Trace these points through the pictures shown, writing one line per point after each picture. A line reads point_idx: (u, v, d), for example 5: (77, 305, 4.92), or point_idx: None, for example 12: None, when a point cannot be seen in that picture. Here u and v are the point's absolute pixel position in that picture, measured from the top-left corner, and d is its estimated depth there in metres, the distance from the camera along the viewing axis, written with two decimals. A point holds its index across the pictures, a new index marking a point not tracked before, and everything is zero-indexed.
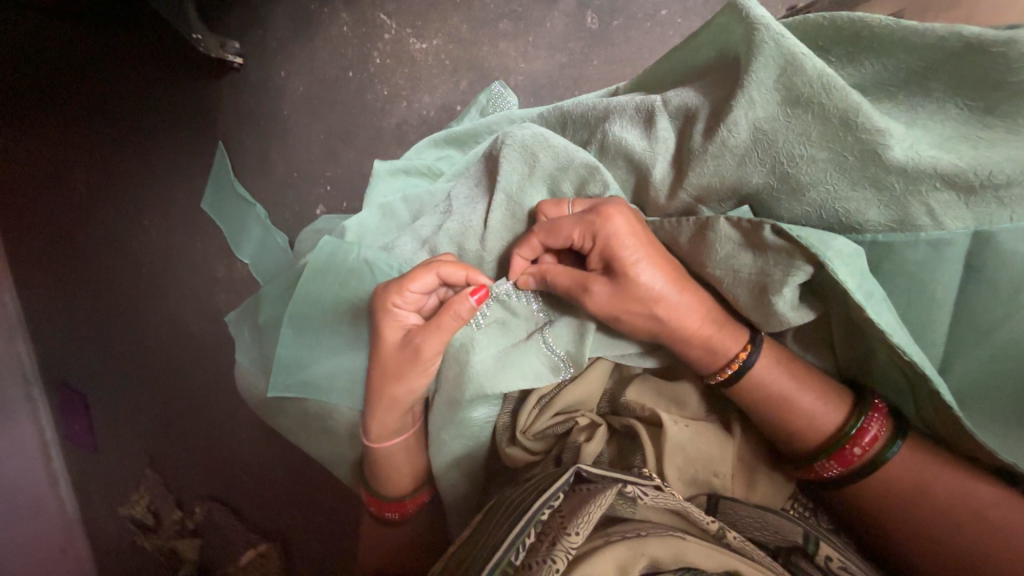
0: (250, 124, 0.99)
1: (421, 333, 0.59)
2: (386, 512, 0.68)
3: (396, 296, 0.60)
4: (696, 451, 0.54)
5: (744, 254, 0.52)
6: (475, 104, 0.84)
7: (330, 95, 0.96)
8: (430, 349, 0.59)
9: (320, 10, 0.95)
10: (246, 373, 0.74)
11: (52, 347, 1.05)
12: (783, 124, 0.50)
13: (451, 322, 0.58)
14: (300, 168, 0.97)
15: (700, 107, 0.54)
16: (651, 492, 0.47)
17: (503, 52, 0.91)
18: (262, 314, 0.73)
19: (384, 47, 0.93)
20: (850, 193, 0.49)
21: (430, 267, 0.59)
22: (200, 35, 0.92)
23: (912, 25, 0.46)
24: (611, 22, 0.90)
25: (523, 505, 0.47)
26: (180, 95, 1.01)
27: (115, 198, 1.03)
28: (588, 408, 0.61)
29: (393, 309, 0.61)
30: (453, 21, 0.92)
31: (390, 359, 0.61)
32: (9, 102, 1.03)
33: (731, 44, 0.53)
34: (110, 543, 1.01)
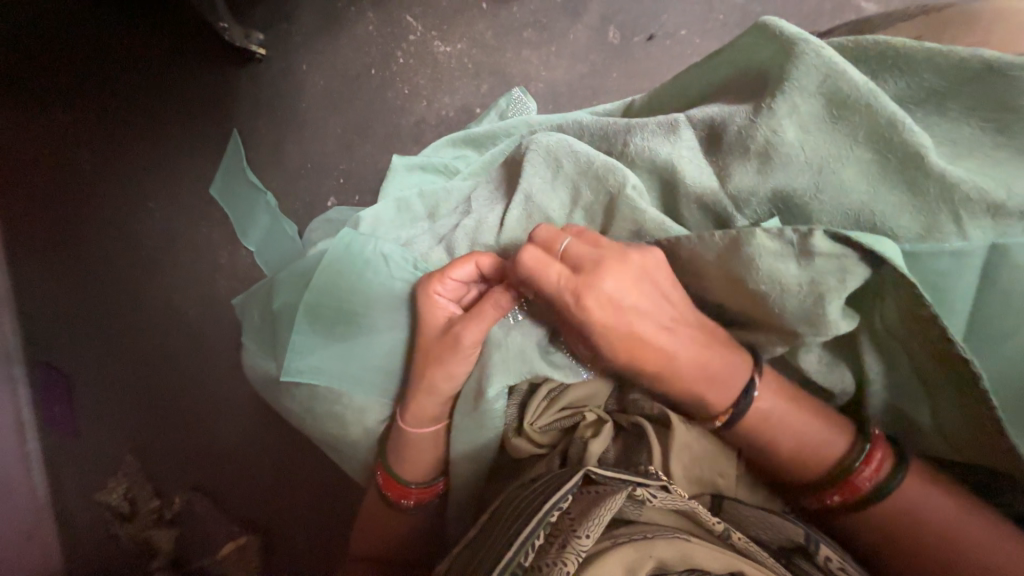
0: (266, 114, 1.00)
1: (465, 320, 0.61)
2: (401, 498, 0.68)
3: (437, 284, 0.62)
4: (700, 449, 0.57)
5: (790, 265, 0.51)
6: (495, 108, 0.86)
7: (351, 91, 0.98)
8: (472, 337, 0.60)
9: (347, 9, 0.98)
10: (254, 357, 0.74)
11: (35, 326, 1.01)
12: (824, 129, 0.52)
13: (492, 311, 0.59)
14: (315, 160, 0.99)
15: (732, 113, 0.55)
16: (659, 494, 0.49)
17: (525, 60, 0.94)
18: (276, 298, 0.73)
19: (409, 47, 0.96)
20: (886, 199, 0.51)
21: (469, 257, 0.61)
22: (226, 23, 0.92)
23: (934, 47, 0.50)
24: (631, 38, 0.93)
25: (533, 504, 0.49)
26: (199, 81, 1.02)
27: (122, 178, 1.03)
28: (594, 403, 0.63)
29: (432, 297, 0.63)
30: (477, 27, 0.95)
31: (431, 346, 0.63)
32: (17, 75, 1.03)
33: (756, 61, 0.56)
34: (80, 534, 0.96)
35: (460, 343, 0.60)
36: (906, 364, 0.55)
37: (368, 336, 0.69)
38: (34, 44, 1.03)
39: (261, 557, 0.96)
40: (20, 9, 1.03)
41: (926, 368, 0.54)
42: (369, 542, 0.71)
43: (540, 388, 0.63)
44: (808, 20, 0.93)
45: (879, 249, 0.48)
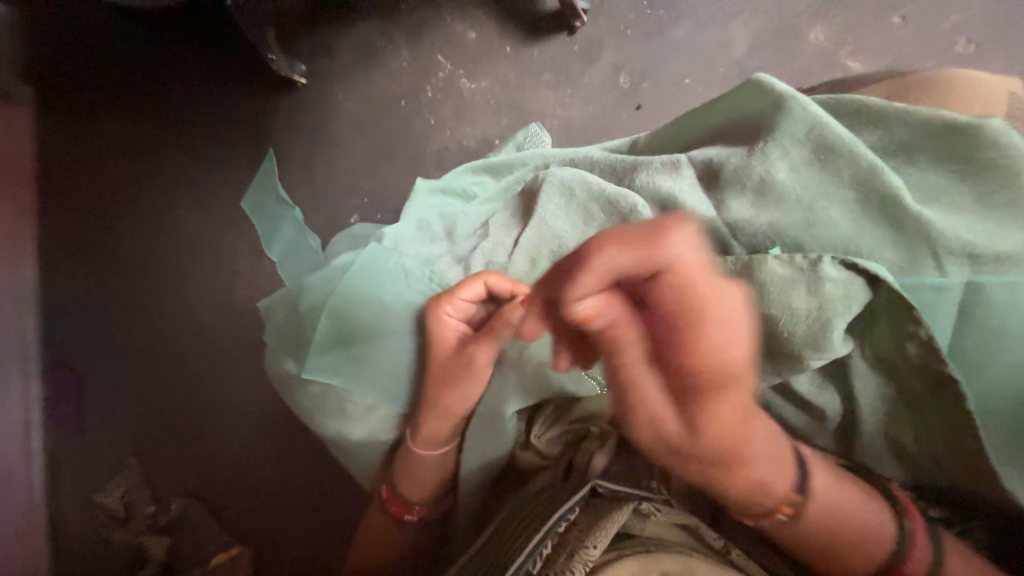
0: (301, 136, 1.09)
1: (477, 339, 0.66)
2: (403, 512, 0.72)
3: (447, 304, 0.67)
4: None
5: (800, 291, 0.53)
6: (514, 139, 0.93)
7: (381, 120, 1.06)
8: (484, 354, 0.65)
9: (384, 46, 1.06)
10: (275, 357, 0.79)
11: (60, 326, 1.07)
12: (812, 171, 0.57)
13: (503, 329, 0.64)
14: (342, 180, 1.06)
15: (729, 153, 0.60)
16: (661, 509, 0.54)
17: (543, 98, 1.01)
18: (299, 303, 0.78)
19: (437, 83, 1.04)
20: (872, 236, 0.55)
21: (479, 277, 0.67)
22: (274, 54, 1.02)
23: (902, 108, 0.57)
24: (640, 83, 1.00)
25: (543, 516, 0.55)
26: (240, 103, 1.11)
27: (160, 188, 1.11)
28: (600, 419, 0.66)
29: (443, 318, 0.68)
30: (500, 67, 1.02)
31: (446, 363, 0.68)
32: (71, 86, 1.11)
33: (749, 111, 0.62)
34: (72, 539, 0.99)
35: (475, 360, 0.65)
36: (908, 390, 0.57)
37: (384, 347, 0.73)
38: (93, 60, 1.11)
39: (252, 565, 0.96)
40: (81, 26, 1.11)
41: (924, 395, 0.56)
42: (370, 546, 0.74)
43: (546, 404, 0.68)
44: (800, 76, 0.97)
45: (878, 271, 0.52)
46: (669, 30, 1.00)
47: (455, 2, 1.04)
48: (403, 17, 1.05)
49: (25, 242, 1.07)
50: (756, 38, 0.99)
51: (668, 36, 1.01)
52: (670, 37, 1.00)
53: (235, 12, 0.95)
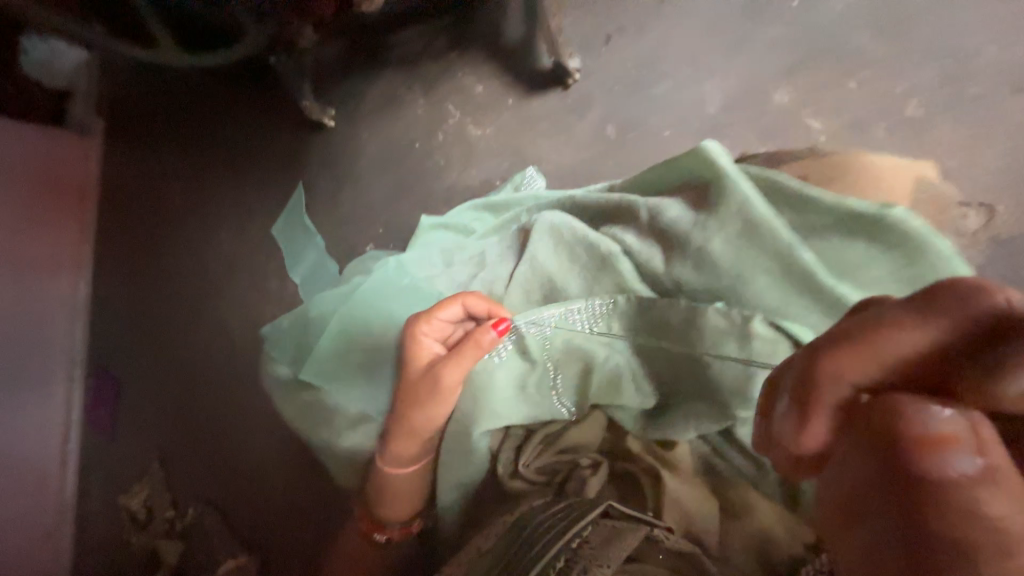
0: (328, 171, 1.21)
1: (445, 362, 0.68)
2: (375, 533, 0.77)
3: (424, 324, 0.72)
4: (689, 502, 0.62)
5: (732, 343, 0.61)
6: (510, 182, 0.95)
7: (399, 159, 1.16)
8: (449, 378, 0.68)
9: (404, 94, 1.15)
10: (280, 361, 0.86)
11: (106, 337, 1.20)
12: (742, 242, 0.62)
13: (473, 352, 0.67)
14: (362, 212, 1.17)
15: (676, 216, 0.66)
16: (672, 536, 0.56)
17: (541, 145, 0.96)
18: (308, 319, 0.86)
19: (447, 129, 1.08)
20: (792, 306, 0.61)
21: (458, 299, 0.71)
22: (309, 100, 1.15)
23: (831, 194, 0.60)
24: (626, 134, 0.90)
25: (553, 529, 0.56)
26: (278, 141, 1.24)
27: (202, 215, 1.25)
28: (587, 450, 0.69)
29: (420, 338, 0.73)
30: (505, 116, 1.02)
31: (416, 383, 0.71)
32: (137, 126, 1.28)
33: (698, 176, 0.67)
34: (98, 537, 1.09)
35: (441, 383, 0.68)
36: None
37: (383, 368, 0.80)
38: (158, 105, 1.28)
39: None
40: (151, 78, 1.28)
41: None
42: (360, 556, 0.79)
43: (533, 436, 0.70)
44: (765, 133, 0.85)
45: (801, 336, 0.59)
46: (646, 85, 0.90)
47: (468, 53, 1.08)
48: (421, 68, 1.13)
49: (83, 260, 1.22)
50: (730, 93, 0.87)
51: (648, 91, 0.90)
52: (649, 91, 0.90)
53: (277, 63, 1.11)
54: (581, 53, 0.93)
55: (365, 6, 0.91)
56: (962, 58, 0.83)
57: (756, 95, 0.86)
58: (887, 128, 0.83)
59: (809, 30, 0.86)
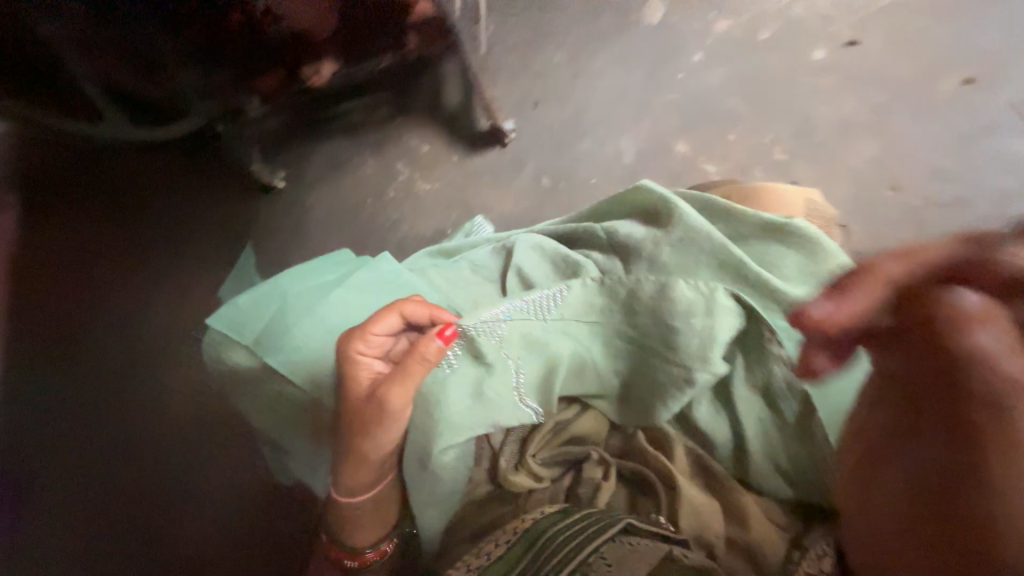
0: (275, 232, 1.21)
1: (390, 382, 0.65)
2: (344, 559, 0.72)
3: (360, 340, 0.69)
4: (703, 507, 0.63)
5: (698, 317, 0.65)
6: (461, 230, 1.01)
7: (349, 216, 1.20)
8: (397, 398, 0.65)
9: (351, 157, 1.21)
10: (235, 355, 0.78)
11: None
12: (682, 246, 0.70)
13: (419, 365, 0.65)
14: (314, 268, 1.20)
15: (629, 229, 0.75)
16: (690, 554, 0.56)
17: (485, 197, 1.06)
18: (268, 319, 0.79)
19: (397, 186, 1.16)
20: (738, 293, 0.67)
21: (394, 310, 0.71)
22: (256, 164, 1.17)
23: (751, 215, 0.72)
24: (559, 183, 1.01)
25: (568, 544, 0.56)
26: (215, 205, 1.19)
27: (129, 288, 1.14)
28: (595, 442, 0.73)
29: (358, 355, 0.70)
30: (450, 173, 1.11)
31: (360, 408, 0.67)
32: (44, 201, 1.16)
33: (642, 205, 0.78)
34: None
35: (388, 404, 0.65)
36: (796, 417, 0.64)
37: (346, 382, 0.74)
38: (71, 178, 1.17)
39: None
40: (64, 142, 1.18)
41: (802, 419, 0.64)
42: None
43: (547, 423, 0.71)
44: (672, 180, 0.96)
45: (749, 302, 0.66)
46: (572, 142, 1.01)
47: (411, 119, 1.16)
48: (368, 132, 1.19)
49: None
50: (641, 146, 0.98)
51: (574, 146, 1.01)
52: (574, 147, 1.01)
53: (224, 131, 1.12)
54: (513, 117, 1.04)
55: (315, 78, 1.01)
56: (845, 105, 0.94)
57: (663, 144, 0.98)
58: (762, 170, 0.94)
59: (714, 86, 0.98)
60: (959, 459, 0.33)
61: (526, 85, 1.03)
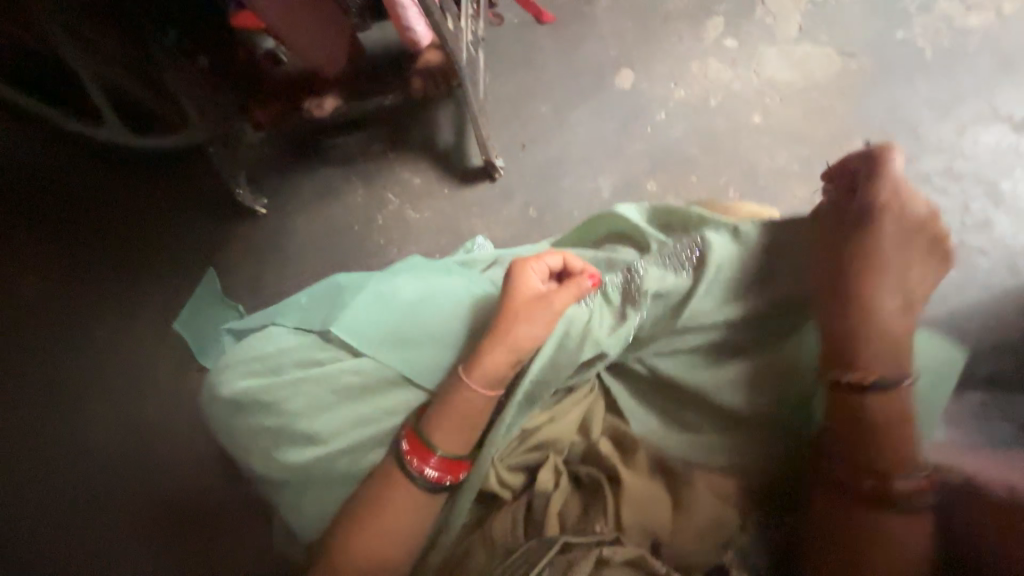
0: (256, 253, 1.23)
1: (554, 297, 0.67)
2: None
3: (534, 261, 0.69)
4: (646, 504, 0.63)
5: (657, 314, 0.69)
6: (462, 247, 1.08)
7: (333, 242, 1.23)
8: (557, 314, 0.66)
9: (342, 186, 1.26)
10: (239, 380, 0.69)
11: None
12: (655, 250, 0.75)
13: (574, 294, 0.67)
14: (292, 289, 1.21)
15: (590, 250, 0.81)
16: (619, 552, 0.57)
17: (474, 224, 1.13)
18: (293, 335, 0.71)
19: (387, 214, 1.21)
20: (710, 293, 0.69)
21: (542, 259, 0.69)
22: (240, 189, 1.20)
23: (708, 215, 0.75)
24: (545, 214, 1.11)
25: (520, 570, 0.56)
26: (199, 224, 1.23)
27: (101, 303, 1.15)
28: (557, 448, 0.68)
29: (522, 280, 0.67)
30: (440, 203, 1.17)
31: (510, 318, 0.66)
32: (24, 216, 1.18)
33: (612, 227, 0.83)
34: None
35: (551, 319, 0.65)
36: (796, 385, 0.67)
37: (365, 394, 0.69)
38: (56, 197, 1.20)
39: None
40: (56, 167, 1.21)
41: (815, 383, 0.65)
42: None
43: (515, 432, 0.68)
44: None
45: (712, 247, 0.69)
46: (557, 179, 1.13)
47: (405, 155, 1.24)
48: (362, 166, 1.26)
49: None
50: (617, 185, 1.12)
51: (558, 183, 1.13)
52: (559, 183, 1.13)
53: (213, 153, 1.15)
54: (503, 157, 1.16)
55: (318, 112, 1.11)
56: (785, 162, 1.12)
57: (634, 186, 1.12)
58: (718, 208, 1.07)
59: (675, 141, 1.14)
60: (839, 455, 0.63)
61: (517, 130, 1.17)
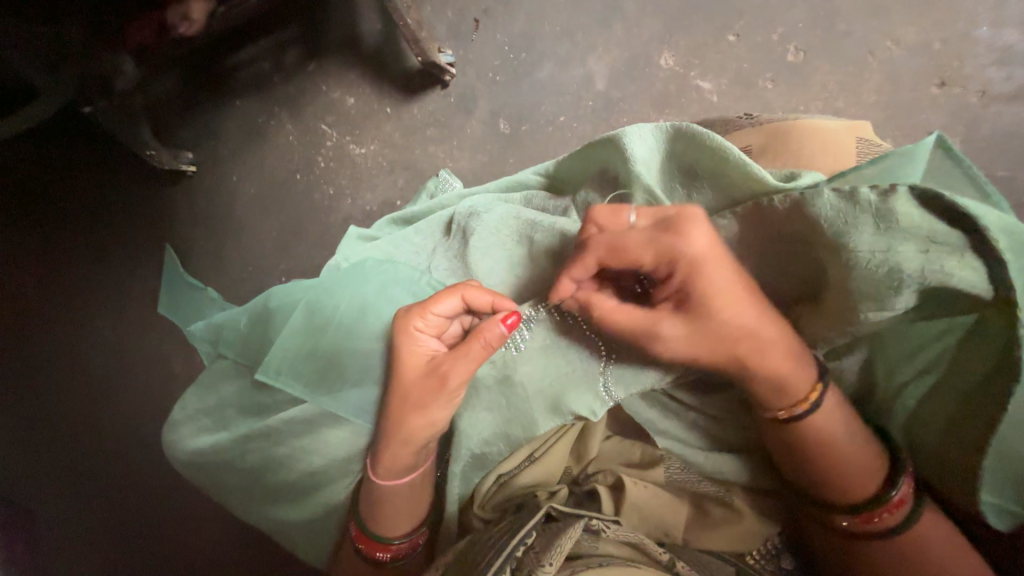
0: (197, 222, 0.89)
1: (448, 359, 0.46)
2: None
3: (417, 317, 0.47)
4: (658, 507, 0.46)
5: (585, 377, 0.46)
6: (424, 191, 0.78)
7: (280, 197, 0.90)
8: (449, 387, 0.46)
9: (267, 122, 0.90)
10: (192, 439, 0.58)
11: None
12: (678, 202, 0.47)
13: (479, 351, 0.45)
14: (254, 262, 0.89)
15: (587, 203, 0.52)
16: (611, 524, 0.43)
17: (435, 154, 0.87)
18: (235, 384, 0.57)
19: (327, 152, 0.90)
20: (873, 256, 0.36)
21: (454, 289, 0.47)
22: (153, 149, 0.84)
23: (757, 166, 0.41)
24: (520, 127, 0.84)
25: (494, 543, 0.41)
26: (118, 200, 0.88)
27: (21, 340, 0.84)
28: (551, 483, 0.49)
29: (406, 337, 0.48)
30: (387, 128, 0.88)
31: (397, 391, 0.48)
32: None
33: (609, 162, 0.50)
34: None
35: (442, 390, 0.46)
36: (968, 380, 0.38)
37: (314, 433, 0.54)
38: None
39: None
40: None
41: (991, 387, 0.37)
42: None
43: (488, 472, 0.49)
44: (658, 103, 0.82)
45: (771, 178, 0.40)
46: (529, 70, 0.83)
47: (326, 63, 0.90)
48: (280, 88, 0.90)
49: None
50: (614, 67, 0.83)
51: (532, 77, 0.84)
52: (534, 75, 0.84)
53: (94, 113, 0.77)
54: (452, 47, 0.84)
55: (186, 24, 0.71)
56: None
57: (638, 62, 0.82)
58: (772, 78, 0.80)
59: None
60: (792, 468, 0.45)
61: (460, 0, 0.85)
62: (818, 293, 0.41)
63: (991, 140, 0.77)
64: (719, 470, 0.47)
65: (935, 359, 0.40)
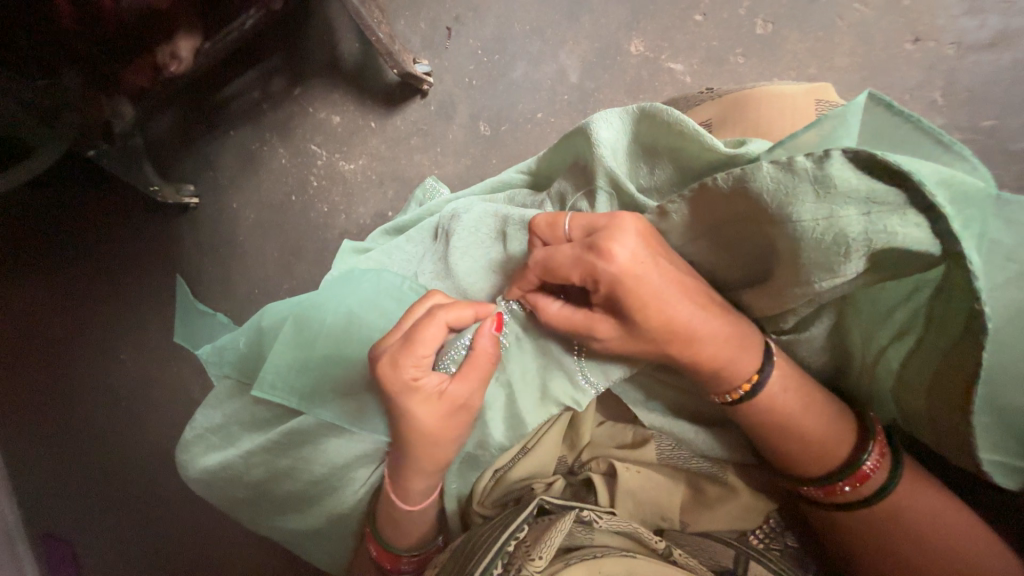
0: (203, 251, 0.93)
1: (467, 386, 0.44)
2: None
3: (410, 365, 0.44)
4: (652, 493, 0.45)
5: (551, 381, 0.46)
6: (412, 200, 0.78)
7: (278, 219, 0.93)
8: (472, 406, 0.45)
9: (259, 148, 0.93)
10: (203, 457, 0.60)
11: None
12: (645, 183, 0.47)
13: (486, 363, 0.45)
14: (260, 285, 0.92)
15: (561, 192, 0.52)
16: (604, 515, 0.42)
17: (420, 163, 0.88)
18: (239, 402, 0.59)
19: (318, 171, 0.92)
20: (812, 223, 0.35)
21: (433, 319, 0.44)
22: (157, 185, 0.87)
23: (710, 137, 0.41)
24: (500, 128, 0.85)
25: (487, 538, 0.41)
26: (130, 236, 0.92)
27: (47, 379, 0.87)
28: (545, 475, 0.48)
29: (406, 384, 0.44)
30: (373, 142, 0.90)
31: (428, 438, 0.45)
32: None
33: (580, 151, 0.50)
34: None
35: (468, 413, 0.45)
36: (942, 337, 0.37)
37: (314, 443, 0.55)
38: None
39: None
40: None
41: (966, 343, 0.36)
42: None
43: (483, 467, 0.50)
44: (632, 90, 0.82)
45: (722, 147, 0.41)
46: (504, 71, 0.85)
47: (309, 86, 0.93)
48: (268, 115, 0.93)
49: None
50: (587, 59, 0.83)
51: (507, 77, 0.85)
52: (509, 76, 0.85)
53: (98, 158, 0.81)
54: (427, 58, 0.86)
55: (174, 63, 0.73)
56: None
57: (610, 52, 0.83)
58: (742, 53, 0.80)
59: None
60: (772, 449, 0.44)
61: (431, 11, 0.86)
62: (772, 267, 0.40)
63: (975, 89, 0.75)
64: (709, 448, 0.46)
65: (910, 319, 0.39)
